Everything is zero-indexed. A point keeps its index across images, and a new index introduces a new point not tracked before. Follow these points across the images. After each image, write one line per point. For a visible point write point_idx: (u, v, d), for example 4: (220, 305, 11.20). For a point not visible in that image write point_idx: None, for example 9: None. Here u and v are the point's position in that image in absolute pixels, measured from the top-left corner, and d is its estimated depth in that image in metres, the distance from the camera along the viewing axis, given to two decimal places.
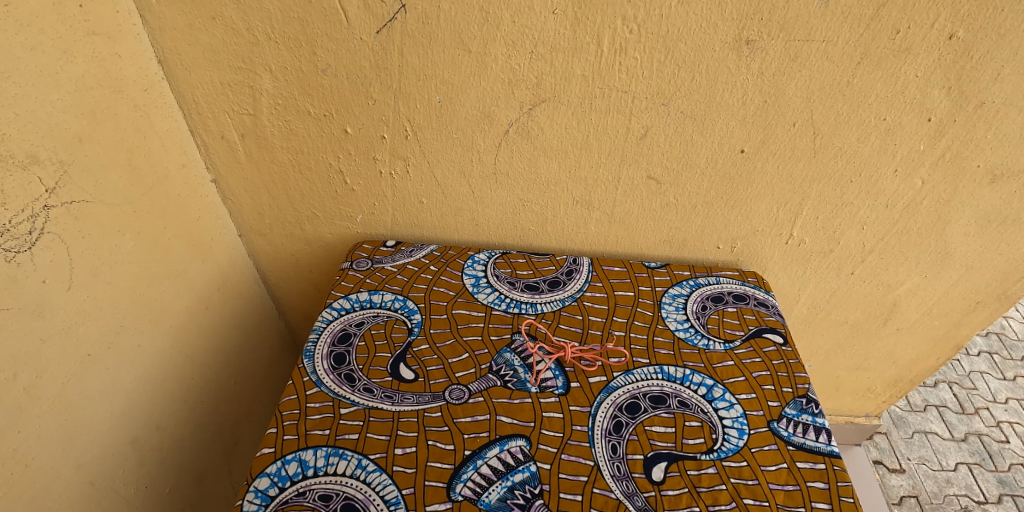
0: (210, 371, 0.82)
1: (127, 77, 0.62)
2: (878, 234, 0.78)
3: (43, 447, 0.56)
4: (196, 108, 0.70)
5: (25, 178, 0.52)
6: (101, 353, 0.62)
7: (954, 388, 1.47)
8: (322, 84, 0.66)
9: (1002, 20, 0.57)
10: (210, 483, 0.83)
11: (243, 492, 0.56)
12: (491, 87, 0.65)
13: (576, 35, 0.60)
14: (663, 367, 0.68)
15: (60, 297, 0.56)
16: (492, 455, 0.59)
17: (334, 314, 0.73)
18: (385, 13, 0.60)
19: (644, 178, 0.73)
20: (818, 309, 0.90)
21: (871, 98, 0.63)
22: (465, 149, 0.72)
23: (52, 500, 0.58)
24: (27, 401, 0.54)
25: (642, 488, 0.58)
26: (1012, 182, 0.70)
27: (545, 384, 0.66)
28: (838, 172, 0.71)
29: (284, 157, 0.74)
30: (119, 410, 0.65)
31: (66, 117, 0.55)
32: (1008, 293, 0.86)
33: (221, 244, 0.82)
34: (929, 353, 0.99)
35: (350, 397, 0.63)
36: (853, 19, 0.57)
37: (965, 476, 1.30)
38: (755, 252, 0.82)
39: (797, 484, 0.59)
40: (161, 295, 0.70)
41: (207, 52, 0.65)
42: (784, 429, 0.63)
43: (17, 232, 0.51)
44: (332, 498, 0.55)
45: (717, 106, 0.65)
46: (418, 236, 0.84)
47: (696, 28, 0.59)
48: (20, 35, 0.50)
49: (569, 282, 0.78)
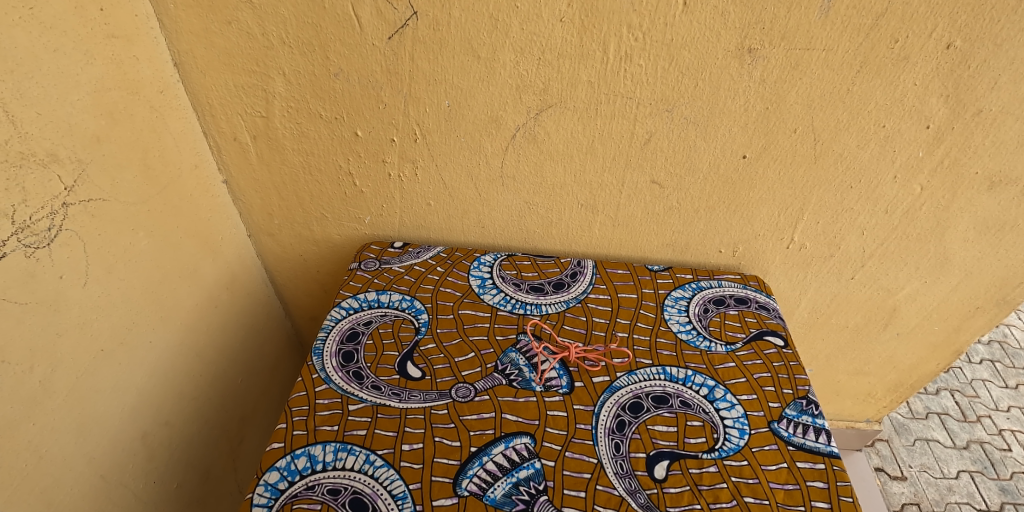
0: (218, 369, 0.83)
1: (143, 79, 0.64)
2: (878, 239, 0.79)
3: (55, 439, 0.57)
4: (210, 110, 0.72)
5: (45, 176, 0.53)
6: (114, 348, 0.63)
7: (956, 396, 1.48)
8: (334, 88, 0.68)
9: (999, 30, 0.58)
10: (217, 480, 0.84)
11: (252, 486, 0.57)
12: (499, 92, 0.67)
13: (583, 42, 0.62)
14: (666, 368, 0.69)
15: (76, 292, 0.58)
16: (497, 452, 0.60)
17: (343, 313, 0.74)
18: (396, 19, 0.62)
19: (648, 182, 0.74)
20: (818, 313, 0.91)
21: (871, 105, 0.65)
22: (472, 153, 0.73)
23: (64, 492, 0.59)
24: (41, 394, 0.55)
25: (645, 486, 0.59)
26: (1010, 189, 0.71)
27: (550, 383, 0.67)
28: (838, 178, 0.72)
29: (295, 159, 0.76)
30: (130, 405, 0.67)
31: (85, 116, 0.57)
32: (1008, 299, 0.87)
33: (231, 243, 0.83)
34: (929, 359, 1.00)
35: (359, 394, 0.65)
36: (852, 29, 0.59)
37: (967, 484, 1.30)
38: (756, 256, 0.83)
39: (797, 483, 0.60)
40: (172, 293, 0.71)
41: (222, 55, 0.66)
42: (785, 429, 0.64)
43: (36, 229, 0.53)
44: (340, 492, 0.57)
45: (719, 112, 0.66)
46: (424, 237, 0.85)
47: (700, 36, 0.60)
48: (44, 37, 0.52)
49: (573, 284, 0.79)
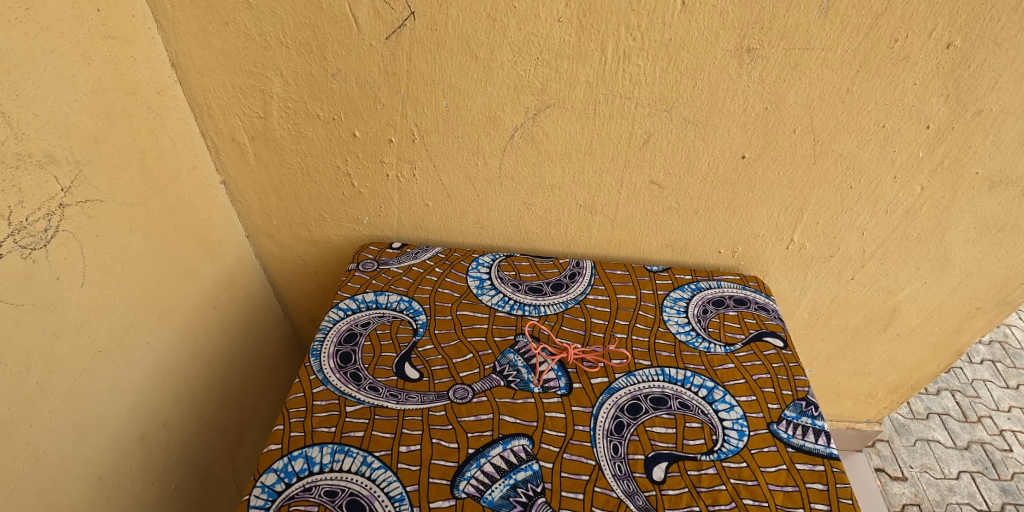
0: (217, 370, 0.83)
1: (141, 80, 0.64)
2: (878, 239, 0.78)
3: (52, 439, 0.57)
4: (208, 111, 0.71)
5: (41, 177, 0.53)
6: (112, 349, 0.63)
7: (957, 396, 1.47)
8: (332, 89, 0.68)
9: (999, 29, 0.58)
10: (215, 481, 0.83)
11: (249, 487, 0.57)
12: (497, 93, 0.66)
13: (581, 42, 0.61)
14: (664, 369, 0.69)
15: (72, 293, 0.58)
16: (495, 454, 0.60)
17: (341, 314, 0.74)
18: (394, 19, 0.61)
19: (647, 183, 0.74)
20: (818, 314, 0.91)
21: (870, 105, 0.64)
22: (471, 153, 0.73)
23: (61, 494, 0.58)
24: (39, 394, 0.55)
25: (643, 487, 0.58)
26: (1010, 189, 0.71)
27: (548, 385, 0.67)
28: (837, 178, 0.72)
29: (293, 160, 0.76)
30: (128, 406, 0.66)
31: (82, 117, 0.57)
32: (1008, 299, 0.86)
33: (229, 244, 0.83)
34: (930, 360, 1.00)
35: (356, 396, 0.64)
36: (852, 29, 0.59)
37: (968, 485, 1.30)
38: (755, 257, 0.82)
39: (796, 485, 0.59)
40: (170, 293, 0.71)
41: (219, 56, 0.66)
42: (784, 431, 0.64)
43: (33, 229, 0.53)
44: (337, 494, 0.56)
45: (718, 113, 0.66)
46: (423, 238, 0.85)
47: (699, 36, 0.60)
48: (41, 38, 0.52)
49: (572, 285, 0.79)
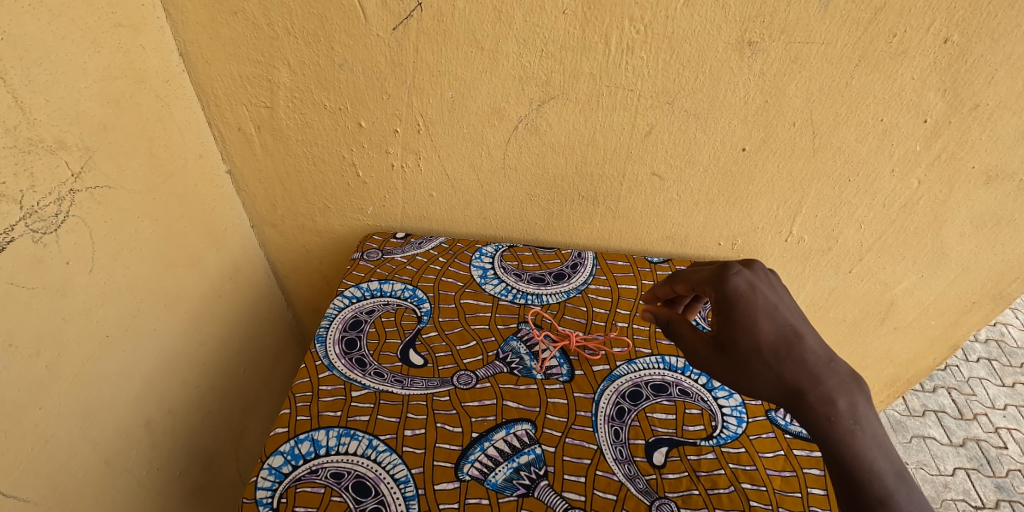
0: (220, 357, 0.83)
1: (150, 68, 0.65)
2: (875, 233, 0.80)
3: (61, 423, 0.58)
4: (215, 101, 0.72)
5: (53, 161, 0.54)
6: (119, 335, 0.64)
7: (953, 393, 1.48)
8: (338, 79, 0.69)
9: (996, 24, 0.59)
10: (219, 468, 0.84)
11: (257, 470, 0.58)
12: (502, 84, 0.67)
13: (585, 34, 0.62)
14: (665, 357, 0.70)
15: (81, 278, 0.58)
16: (498, 438, 0.61)
17: (346, 302, 0.75)
18: (401, 10, 0.62)
19: (648, 174, 0.75)
20: (817, 307, 0.92)
21: (869, 99, 0.65)
22: (475, 144, 0.74)
23: (68, 477, 0.59)
24: (48, 378, 0.56)
25: (644, 471, 0.59)
26: (1006, 183, 0.72)
27: (551, 371, 0.68)
28: (837, 171, 0.73)
29: (299, 150, 0.77)
30: (134, 391, 0.67)
31: (92, 104, 0.58)
32: (1004, 293, 0.88)
33: (233, 233, 0.84)
34: (926, 354, 1.01)
35: (362, 381, 0.65)
36: (851, 23, 0.60)
37: (962, 482, 1.31)
38: (754, 249, 0.84)
39: (794, 470, 0.60)
40: (176, 281, 0.72)
41: (227, 46, 0.67)
42: (781, 418, 0.65)
43: (44, 214, 0.54)
44: (344, 476, 0.57)
45: (719, 105, 0.67)
46: (427, 228, 0.86)
47: (701, 29, 0.61)
48: (52, 25, 0.53)
49: (573, 274, 0.80)
